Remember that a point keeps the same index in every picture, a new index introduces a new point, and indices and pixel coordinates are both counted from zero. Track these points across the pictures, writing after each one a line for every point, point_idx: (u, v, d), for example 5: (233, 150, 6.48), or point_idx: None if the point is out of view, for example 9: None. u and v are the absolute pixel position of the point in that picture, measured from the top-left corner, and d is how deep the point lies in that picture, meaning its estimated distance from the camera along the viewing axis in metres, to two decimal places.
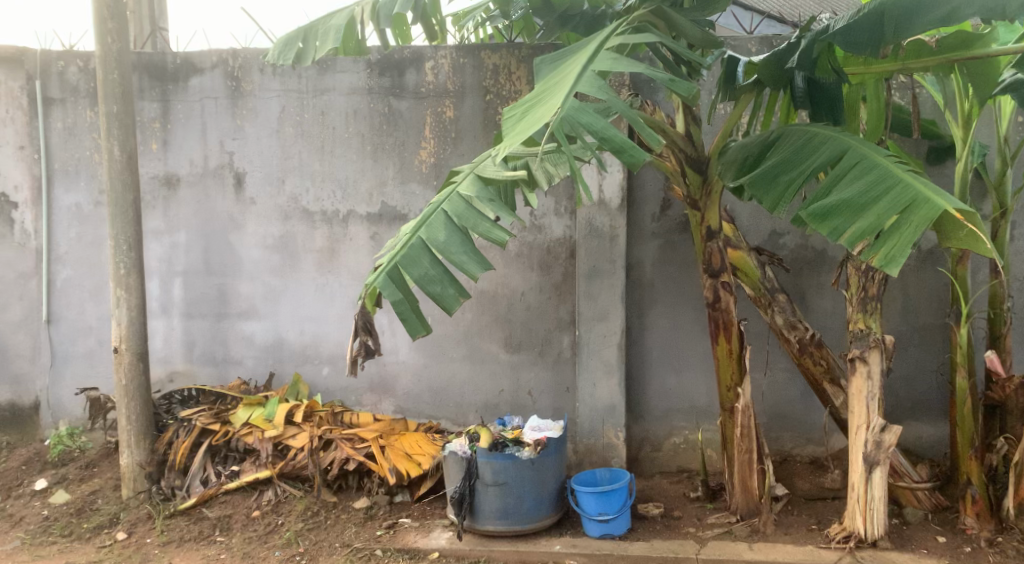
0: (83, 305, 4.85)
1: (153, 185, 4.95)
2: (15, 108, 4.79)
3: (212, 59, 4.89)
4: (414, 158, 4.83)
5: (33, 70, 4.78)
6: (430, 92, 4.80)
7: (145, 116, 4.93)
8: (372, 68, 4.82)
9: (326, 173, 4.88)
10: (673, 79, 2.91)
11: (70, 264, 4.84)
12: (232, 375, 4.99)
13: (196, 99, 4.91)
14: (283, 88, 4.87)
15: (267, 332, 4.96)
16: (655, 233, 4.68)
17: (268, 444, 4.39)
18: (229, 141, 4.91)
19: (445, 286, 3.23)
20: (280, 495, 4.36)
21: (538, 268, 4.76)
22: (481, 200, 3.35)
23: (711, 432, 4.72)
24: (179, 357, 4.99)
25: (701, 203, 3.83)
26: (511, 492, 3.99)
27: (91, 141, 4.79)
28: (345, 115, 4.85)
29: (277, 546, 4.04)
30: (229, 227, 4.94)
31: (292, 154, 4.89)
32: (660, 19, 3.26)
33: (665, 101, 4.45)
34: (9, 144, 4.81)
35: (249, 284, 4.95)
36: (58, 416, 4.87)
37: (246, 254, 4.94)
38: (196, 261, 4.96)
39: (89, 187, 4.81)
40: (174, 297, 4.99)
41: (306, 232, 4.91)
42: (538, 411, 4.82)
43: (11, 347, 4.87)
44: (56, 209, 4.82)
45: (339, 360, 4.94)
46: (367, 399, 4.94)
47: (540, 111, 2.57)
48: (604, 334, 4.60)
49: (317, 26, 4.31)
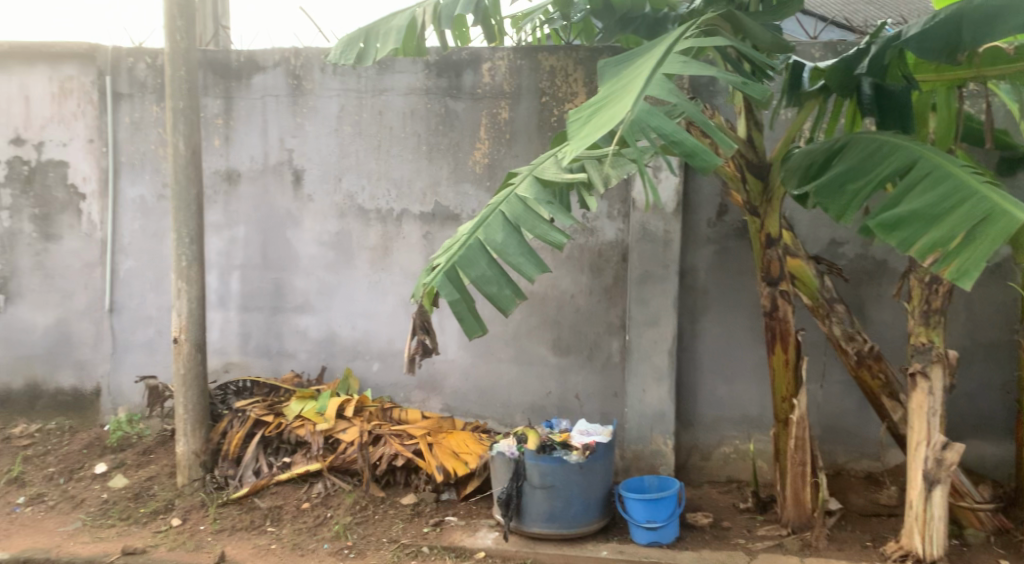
0: (144, 295, 4.98)
1: (215, 180, 5.06)
2: (86, 102, 4.94)
3: (275, 58, 4.98)
4: (468, 158, 4.85)
5: (104, 66, 4.91)
6: (486, 93, 4.81)
7: (209, 112, 5.03)
8: (431, 68, 4.86)
9: (382, 172, 4.93)
10: (744, 82, 2.86)
11: (134, 255, 4.98)
12: (285, 367, 5.08)
13: (259, 97, 5.00)
14: (343, 87, 4.94)
15: (320, 327, 5.04)
16: (710, 239, 4.63)
17: (319, 437, 4.46)
18: (290, 138, 4.99)
19: (501, 287, 3.24)
20: (330, 489, 4.40)
21: (589, 271, 4.74)
22: (538, 202, 3.35)
23: (763, 443, 4.64)
24: (235, 348, 5.10)
25: (761, 210, 3.79)
26: (558, 495, 3.97)
27: (156, 136, 4.91)
28: (402, 115, 4.90)
29: (327, 539, 4.09)
30: (287, 223, 5.02)
31: (350, 152, 4.95)
32: (728, 23, 3.22)
33: (725, 106, 4.40)
34: (80, 137, 4.96)
35: (304, 279, 5.03)
36: (117, 402, 5.01)
37: (301, 250, 5.02)
38: (254, 255, 5.06)
39: (153, 180, 4.94)
40: (232, 290, 5.09)
41: (361, 229, 4.97)
42: (586, 415, 4.80)
43: (76, 334, 5.02)
44: (121, 201, 4.96)
45: (389, 356, 4.99)
46: (415, 396, 4.97)
47: (609, 114, 2.56)
48: (655, 340, 4.56)
49: (377, 27, 4.35)
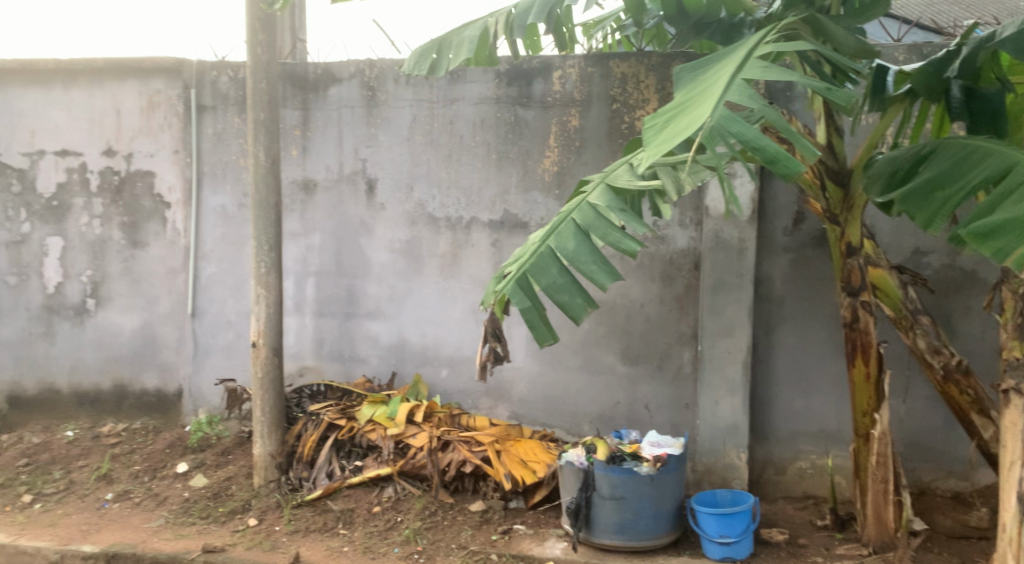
0: (224, 301, 5.15)
1: (292, 189, 5.19)
2: (173, 114, 5.14)
3: (350, 69, 5.09)
4: (538, 166, 4.86)
5: (190, 79, 5.11)
6: (557, 101, 4.81)
7: (287, 123, 5.18)
8: (502, 77, 4.89)
9: (452, 180, 4.98)
10: (829, 88, 2.78)
11: (214, 261, 5.15)
12: (357, 373, 5.17)
13: (334, 108, 5.12)
14: (415, 97, 5.01)
15: (391, 333, 5.11)
16: (786, 247, 4.52)
17: (390, 442, 4.53)
18: (364, 148, 5.09)
19: (573, 295, 3.22)
20: (400, 493, 4.47)
21: (659, 280, 4.68)
22: (610, 209, 3.32)
23: (842, 459, 4.50)
24: (309, 353, 5.21)
25: (841, 218, 3.67)
26: (628, 507, 3.92)
27: (237, 146, 5.08)
28: (473, 124, 4.94)
29: (396, 543, 4.14)
30: (360, 231, 5.12)
31: (421, 161, 5.02)
32: (809, 26, 3.13)
33: (803, 111, 4.29)
34: (166, 148, 5.16)
35: (376, 286, 5.12)
36: (198, 404, 5.19)
37: (373, 258, 5.11)
38: (328, 262, 5.17)
39: (233, 190, 5.10)
40: (307, 296, 5.21)
41: (431, 237, 5.02)
42: (656, 426, 4.74)
43: (160, 337, 5.22)
44: (204, 209, 5.14)
45: (458, 363, 5.03)
46: (483, 403, 4.99)
47: (687, 120, 2.52)
48: (728, 351, 4.47)
49: (450, 37, 4.39)
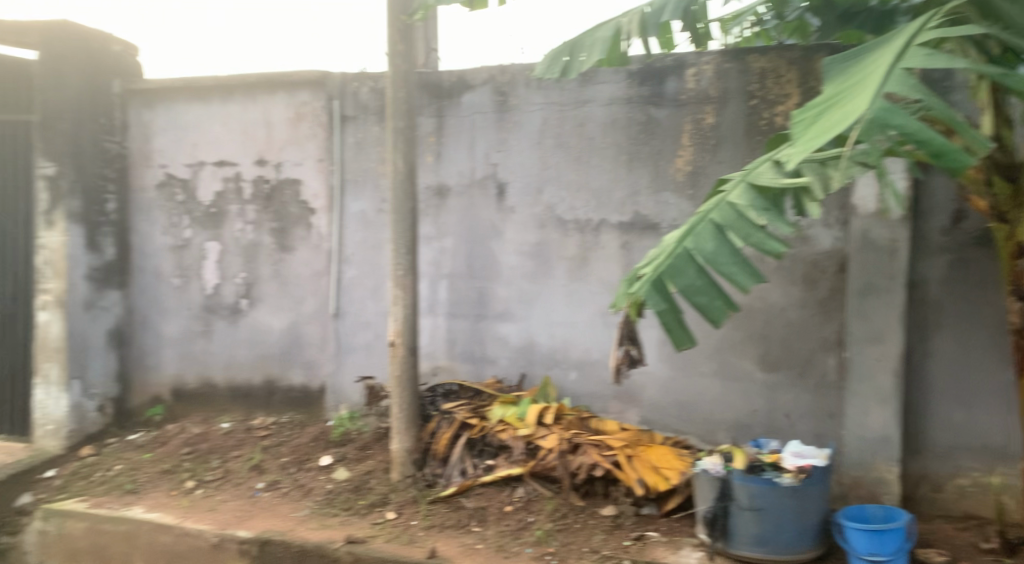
0: (364, 302, 5.36)
1: (426, 195, 5.33)
2: (318, 125, 5.41)
3: (482, 75, 5.17)
4: (670, 166, 4.76)
5: (333, 91, 5.35)
6: (691, 99, 4.70)
7: (423, 130, 5.33)
8: (634, 77, 4.83)
9: (582, 183, 4.96)
10: (1002, 73, 2.57)
11: (355, 264, 5.37)
12: (487, 374, 5.24)
13: (467, 114, 5.22)
14: (545, 101, 5.04)
15: (521, 335, 5.15)
16: (944, 248, 4.21)
17: (520, 442, 4.56)
18: (495, 152, 5.16)
19: (712, 298, 3.14)
20: (531, 494, 4.50)
21: (801, 283, 4.48)
22: (753, 209, 3.20)
23: (1009, 477, 4.15)
24: (442, 353, 5.34)
25: (1010, 216, 3.38)
26: (769, 519, 3.76)
27: (376, 154, 5.29)
28: (603, 126, 4.91)
29: (529, 543, 4.15)
30: (491, 234, 5.19)
31: (552, 164, 5.03)
32: (976, 8, 2.90)
33: (963, 101, 3.98)
34: (312, 157, 5.43)
35: (506, 288, 5.17)
36: (340, 400, 5.43)
37: (504, 261, 5.17)
38: (461, 265, 5.28)
39: (374, 196, 5.31)
40: (440, 297, 5.34)
41: (560, 240, 5.03)
42: (797, 435, 4.53)
43: (306, 336, 5.50)
44: (346, 215, 5.37)
45: (588, 366, 5.00)
46: (614, 408, 4.94)
47: (842, 113, 2.39)
48: (878, 358, 4.21)
49: (583, 39, 4.36)
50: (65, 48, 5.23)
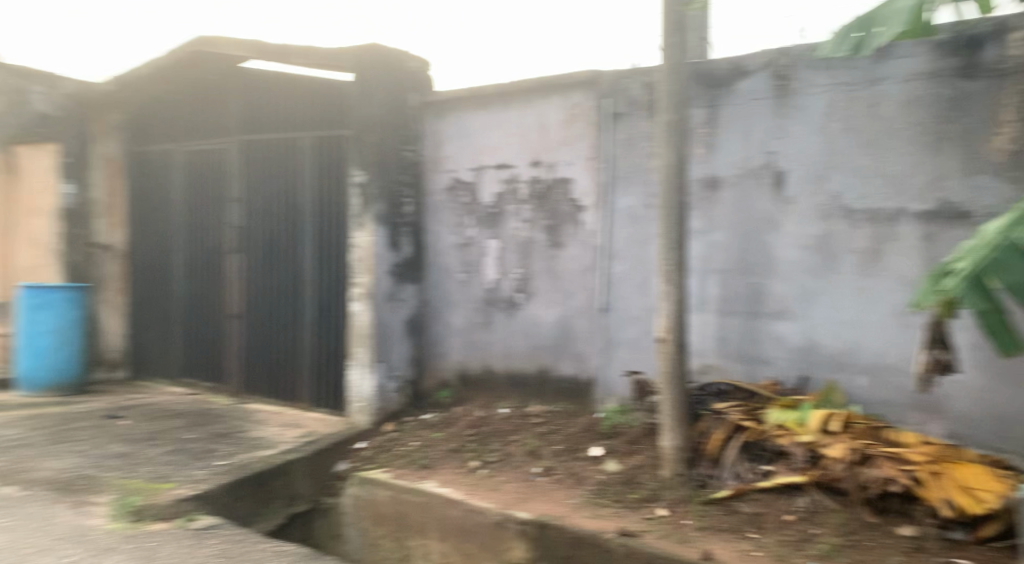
0: (632, 298, 5.37)
1: (698, 188, 5.19)
2: (589, 124, 5.51)
3: (761, 60, 4.93)
4: (986, 146, 4.20)
5: (605, 89, 5.42)
6: (1014, 68, 4.10)
7: (696, 122, 5.20)
8: (942, 47, 4.31)
9: (875, 169, 4.53)
10: None
11: (624, 261, 5.39)
12: (761, 374, 4.99)
13: (743, 102, 5.01)
14: (832, 82, 4.68)
15: (800, 334, 4.83)
16: None
17: (802, 449, 4.29)
18: (773, 141, 4.90)
19: None
20: (814, 506, 4.19)
21: None
22: None
23: None
24: (713, 351, 5.17)
25: None
26: None
27: (647, 149, 5.27)
28: (902, 105, 4.45)
29: (813, 556, 3.84)
30: (767, 227, 4.93)
31: (839, 150, 4.66)
32: None
33: None
34: (583, 155, 5.55)
35: (783, 284, 4.89)
36: (609, 393, 5.50)
37: (781, 255, 4.88)
38: (734, 260, 5.07)
39: (643, 190, 5.29)
40: (712, 294, 5.18)
41: (846, 232, 4.64)
42: None
43: (577, 330, 5.63)
44: (616, 211, 5.41)
45: (878, 370, 4.56)
46: (911, 418, 4.47)
47: None
48: None
49: (879, 12, 3.96)
50: (372, 68, 5.85)
